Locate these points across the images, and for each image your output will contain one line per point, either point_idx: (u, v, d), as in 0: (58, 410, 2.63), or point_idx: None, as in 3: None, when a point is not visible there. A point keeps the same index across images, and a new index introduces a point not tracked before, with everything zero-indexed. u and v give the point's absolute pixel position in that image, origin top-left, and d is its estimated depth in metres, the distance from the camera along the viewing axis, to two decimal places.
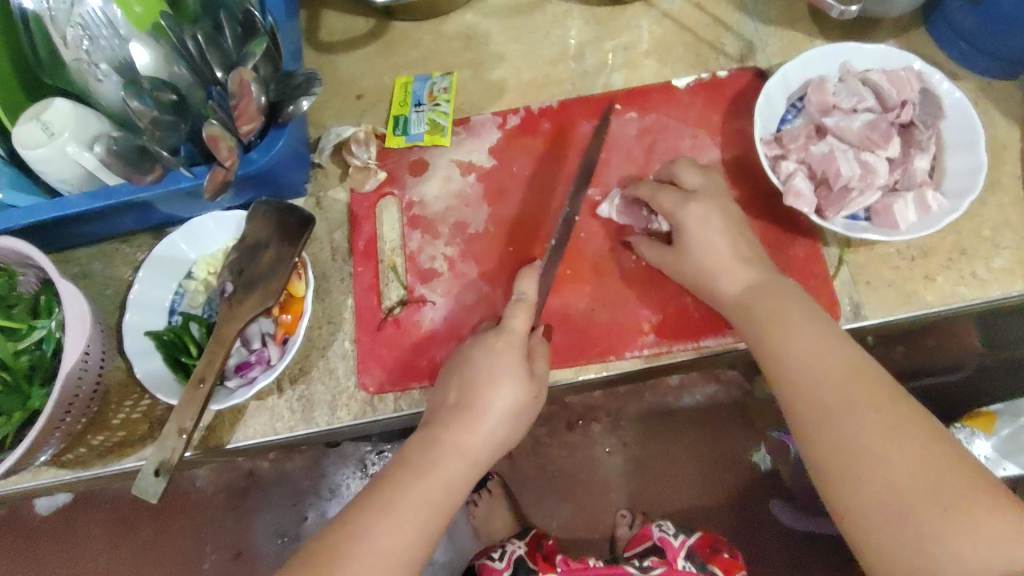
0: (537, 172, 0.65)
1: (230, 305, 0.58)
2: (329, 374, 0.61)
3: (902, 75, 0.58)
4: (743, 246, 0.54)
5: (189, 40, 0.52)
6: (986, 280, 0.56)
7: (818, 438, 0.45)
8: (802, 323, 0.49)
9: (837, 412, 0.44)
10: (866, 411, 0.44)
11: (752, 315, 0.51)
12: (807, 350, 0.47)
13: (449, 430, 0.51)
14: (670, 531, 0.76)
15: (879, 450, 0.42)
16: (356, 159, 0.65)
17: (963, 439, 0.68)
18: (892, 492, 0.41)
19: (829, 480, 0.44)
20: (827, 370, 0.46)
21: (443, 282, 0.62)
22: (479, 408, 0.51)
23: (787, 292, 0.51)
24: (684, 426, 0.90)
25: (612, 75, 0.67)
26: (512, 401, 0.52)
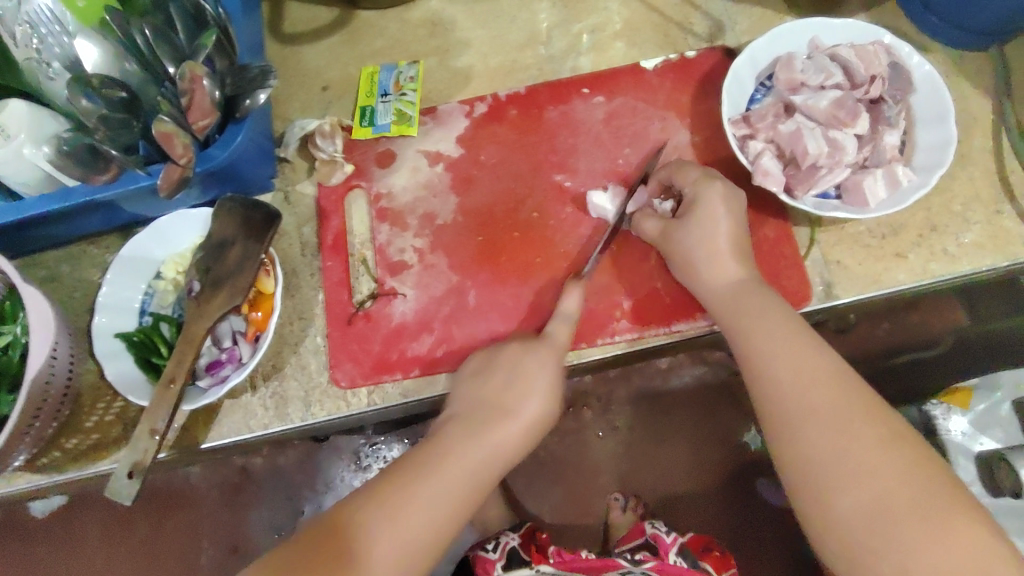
0: (505, 160, 0.64)
1: (198, 304, 0.57)
2: (302, 370, 0.61)
3: (870, 50, 0.56)
4: (712, 230, 0.53)
5: (137, 35, 0.51)
6: (957, 255, 0.56)
7: (791, 442, 0.45)
8: (777, 322, 0.49)
9: (812, 412, 0.45)
10: (842, 413, 0.44)
11: (733, 308, 0.52)
12: (783, 349, 0.48)
13: (480, 426, 0.52)
14: (662, 528, 0.76)
15: (854, 451, 0.43)
16: (322, 153, 0.64)
17: (939, 416, 0.68)
18: (859, 487, 0.42)
19: (801, 482, 0.45)
20: (805, 369, 0.47)
21: (413, 275, 0.62)
22: (513, 407, 0.53)
23: (763, 291, 0.52)
24: (675, 408, 0.91)
25: (580, 59, 0.66)
26: (526, 405, 0.53)
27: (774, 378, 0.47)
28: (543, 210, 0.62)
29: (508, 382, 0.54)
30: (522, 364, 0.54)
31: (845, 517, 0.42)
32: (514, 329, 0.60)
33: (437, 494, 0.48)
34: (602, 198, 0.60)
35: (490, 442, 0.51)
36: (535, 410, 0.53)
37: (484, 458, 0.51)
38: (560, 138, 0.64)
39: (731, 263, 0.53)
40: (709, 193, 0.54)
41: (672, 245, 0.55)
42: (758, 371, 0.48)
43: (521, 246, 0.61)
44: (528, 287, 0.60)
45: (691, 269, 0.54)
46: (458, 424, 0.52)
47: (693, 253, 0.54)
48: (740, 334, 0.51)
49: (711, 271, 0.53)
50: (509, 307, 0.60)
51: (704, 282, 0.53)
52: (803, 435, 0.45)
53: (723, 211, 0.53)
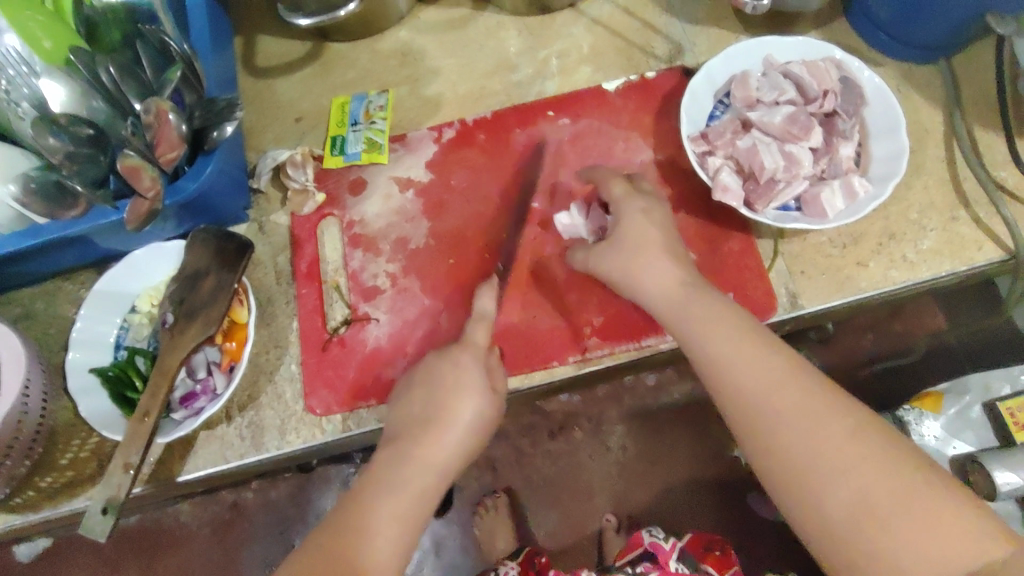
0: (474, 184, 0.65)
1: (171, 335, 0.58)
2: (277, 399, 0.60)
3: (821, 66, 0.58)
4: (647, 238, 0.54)
5: (103, 74, 0.53)
6: (916, 262, 0.57)
7: (767, 445, 0.45)
8: (724, 326, 0.49)
9: (778, 416, 0.45)
10: (807, 412, 0.45)
11: (683, 313, 0.51)
12: (737, 354, 0.48)
13: (413, 441, 0.51)
14: (658, 535, 0.76)
15: (827, 450, 0.43)
16: (294, 183, 0.66)
17: (913, 420, 0.67)
18: (840, 481, 0.42)
19: (784, 485, 0.44)
20: (763, 372, 0.46)
21: (386, 299, 0.62)
22: (441, 414, 0.52)
23: (708, 293, 0.52)
24: (666, 426, 0.91)
25: (546, 84, 0.68)
26: (462, 406, 0.52)
27: (737, 383, 0.47)
28: (512, 231, 0.63)
29: (434, 391, 0.53)
30: (455, 370, 0.53)
31: (832, 518, 0.42)
32: None
33: (384, 526, 0.47)
34: (567, 213, 0.61)
35: (419, 460, 0.50)
36: (470, 414, 0.52)
37: (421, 471, 0.49)
38: (528, 161, 0.65)
39: (674, 266, 0.53)
40: (636, 207, 0.56)
41: (613, 254, 0.55)
42: (721, 378, 0.48)
43: (492, 267, 0.62)
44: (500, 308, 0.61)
45: (632, 285, 0.54)
46: (388, 449, 0.51)
47: (630, 260, 0.54)
48: (692, 342, 0.50)
49: (660, 276, 0.53)
50: None
51: (648, 287, 0.53)
52: (774, 440, 0.45)
53: (654, 222, 0.55)
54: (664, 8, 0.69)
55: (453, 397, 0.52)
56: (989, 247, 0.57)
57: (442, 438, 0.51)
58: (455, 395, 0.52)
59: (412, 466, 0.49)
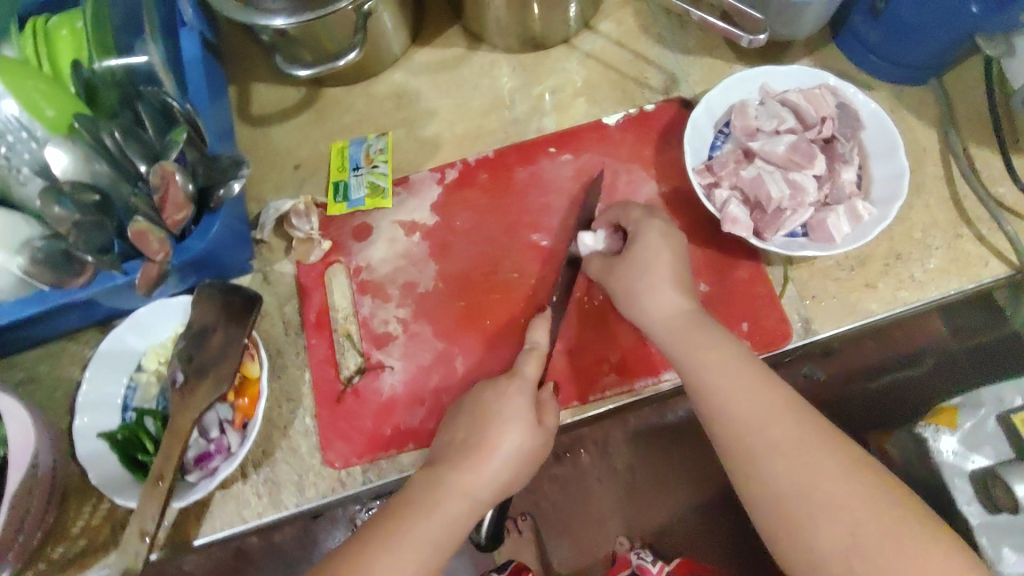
0: (478, 224, 0.65)
1: (182, 396, 0.57)
2: (293, 454, 0.59)
3: (817, 94, 0.60)
4: (658, 257, 0.54)
5: (106, 137, 0.52)
6: (924, 281, 0.58)
7: (760, 482, 0.46)
8: (724, 358, 0.50)
9: (776, 448, 0.46)
10: (805, 447, 0.45)
11: (681, 343, 0.52)
12: (733, 388, 0.48)
13: (449, 466, 0.51)
14: (647, 558, 0.82)
15: (823, 486, 0.44)
16: (299, 232, 0.65)
17: (929, 438, 0.63)
18: (832, 521, 0.43)
19: (775, 524, 0.45)
20: (757, 407, 0.47)
21: (399, 345, 0.61)
22: (482, 443, 0.52)
23: (704, 324, 0.52)
24: (672, 444, 0.90)
25: (543, 120, 0.69)
26: (503, 437, 0.52)
27: (732, 418, 0.48)
28: (520, 269, 0.63)
29: (474, 420, 0.53)
30: (500, 399, 0.54)
31: (822, 556, 0.42)
32: None
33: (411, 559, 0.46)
34: (591, 233, 0.59)
35: (457, 487, 0.50)
36: (512, 443, 0.52)
37: (453, 497, 0.49)
38: (531, 198, 0.65)
39: (677, 294, 0.54)
40: (651, 229, 0.56)
41: (627, 271, 0.55)
42: (716, 413, 0.49)
43: (502, 306, 0.62)
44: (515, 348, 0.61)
45: (635, 310, 0.55)
46: (423, 477, 0.51)
47: (639, 281, 0.54)
48: (689, 373, 0.50)
49: (659, 305, 0.53)
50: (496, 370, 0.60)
51: (650, 312, 0.54)
52: (771, 471, 0.45)
53: (666, 244, 0.55)
54: (655, 40, 0.71)
55: (495, 428, 0.52)
56: (994, 263, 0.57)
57: (476, 465, 0.51)
58: (492, 424, 0.52)
59: (446, 489, 0.50)
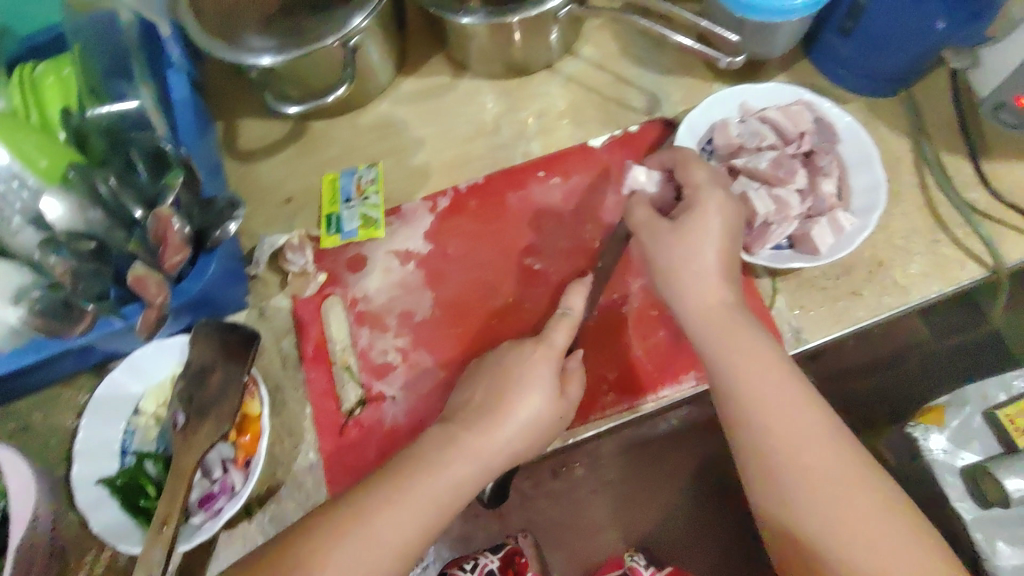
0: (471, 251, 0.66)
1: (184, 437, 0.57)
2: (298, 489, 0.59)
3: (795, 109, 0.62)
4: (711, 230, 0.52)
5: (100, 184, 0.51)
6: (907, 286, 0.59)
7: (792, 510, 0.45)
8: (768, 375, 0.49)
9: (809, 474, 0.45)
10: (838, 480, 0.45)
11: (723, 356, 0.50)
12: (774, 409, 0.48)
13: (464, 429, 0.51)
14: (640, 561, 0.83)
15: (851, 522, 0.44)
16: (293, 265, 0.66)
17: (919, 437, 0.65)
18: (862, 557, 0.43)
19: (802, 552, 0.45)
20: (796, 432, 0.47)
21: (399, 375, 0.62)
22: (500, 407, 0.51)
23: (748, 329, 0.51)
24: (661, 452, 0.91)
25: (530, 144, 0.70)
26: (524, 402, 0.51)
27: (769, 440, 0.47)
28: (515, 293, 0.64)
29: (495, 382, 0.53)
30: (526, 364, 0.53)
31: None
32: None
33: (412, 517, 0.47)
34: (646, 170, 0.59)
35: (470, 451, 0.49)
36: (530, 409, 0.51)
37: (466, 462, 0.49)
38: (522, 222, 0.66)
39: (719, 284, 0.52)
40: (712, 198, 0.53)
41: (675, 236, 0.53)
42: (755, 432, 0.48)
43: (500, 331, 0.63)
44: None
45: (676, 292, 0.53)
46: (439, 432, 0.51)
47: (689, 257, 0.52)
48: (729, 389, 0.50)
49: (699, 303, 0.52)
50: None
51: (692, 304, 0.52)
52: (797, 494, 0.45)
53: (720, 221, 0.53)
54: (634, 61, 0.72)
55: (515, 389, 0.52)
56: (972, 266, 0.59)
57: (495, 430, 0.50)
58: (515, 389, 0.52)
59: (460, 453, 0.49)
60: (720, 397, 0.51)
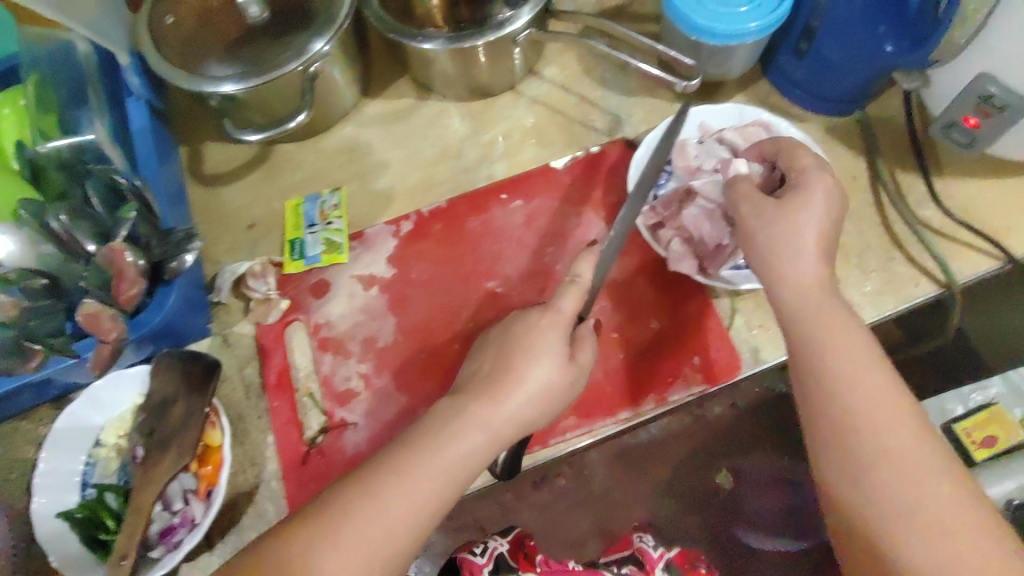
0: (434, 275, 0.66)
1: (145, 470, 0.56)
2: (260, 520, 0.59)
3: (751, 130, 0.62)
4: (807, 210, 0.51)
5: (52, 219, 0.51)
6: (863, 304, 0.60)
7: (865, 489, 0.44)
8: (866, 353, 0.47)
9: (891, 456, 0.44)
10: (920, 470, 0.43)
11: (808, 324, 0.49)
12: (858, 384, 0.46)
13: (472, 399, 0.51)
14: (649, 542, 0.65)
15: (929, 509, 0.42)
16: (255, 293, 0.65)
17: None
18: (936, 545, 0.41)
19: (868, 530, 0.43)
20: (877, 410, 0.45)
21: (361, 402, 0.62)
22: (509, 376, 0.52)
23: (839, 305, 0.49)
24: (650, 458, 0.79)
25: (493, 166, 0.70)
26: (530, 371, 0.52)
27: (849, 413, 0.45)
28: (478, 318, 0.64)
29: (509, 352, 0.54)
30: (533, 331, 0.54)
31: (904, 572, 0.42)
32: None
33: (425, 483, 0.47)
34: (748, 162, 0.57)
35: (481, 420, 0.50)
36: (538, 376, 0.52)
37: (482, 430, 0.49)
38: (484, 246, 0.67)
39: (816, 260, 0.50)
40: (816, 181, 0.51)
41: (759, 219, 0.52)
42: (833, 402, 0.46)
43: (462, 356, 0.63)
44: None
45: (761, 264, 0.52)
46: (448, 403, 0.52)
47: (774, 237, 0.51)
48: (812, 357, 0.48)
49: (794, 275, 0.50)
50: None
51: (780, 276, 0.50)
52: (873, 476, 0.44)
53: (818, 203, 0.51)
54: (597, 82, 0.73)
55: (523, 359, 0.52)
56: (925, 283, 0.60)
57: (510, 397, 0.51)
58: (525, 356, 0.53)
59: (475, 422, 0.50)
60: (796, 366, 0.49)
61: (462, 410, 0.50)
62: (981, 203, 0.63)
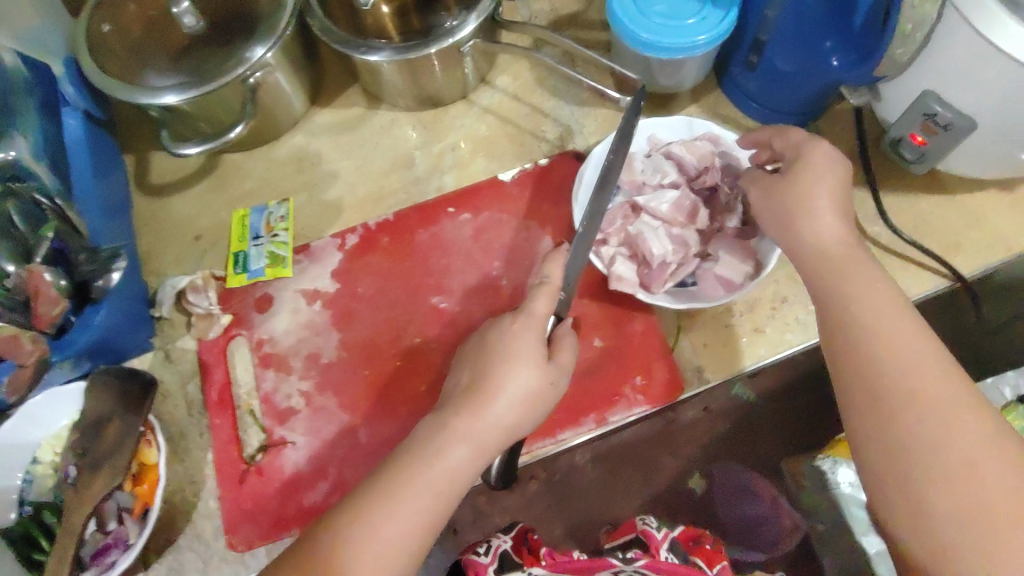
0: (381, 289, 0.65)
1: (77, 491, 0.55)
2: (197, 540, 0.58)
3: (698, 146, 0.61)
4: (816, 179, 0.51)
5: None
6: (809, 322, 0.60)
7: (894, 429, 0.42)
8: (905, 326, 0.45)
9: (943, 431, 0.41)
10: (956, 411, 0.42)
11: (830, 274, 0.48)
12: (886, 328, 0.45)
13: (453, 412, 0.49)
14: (652, 523, 0.63)
15: (976, 483, 0.40)
16: (197, 308, 0.64)
17: (828, 470, 0.66)
18: (977, 485, 0.40)
19: (892, 470, 0.42)
20: (908, 353, 0.44)
21: (303, 420, 0.61)
22: (485, 388, 0.50)
23: (870, 266, 0.48)
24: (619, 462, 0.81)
25: (443, 178, 0.69)
26: (511, 379, 0.50)
27: (874, 355, 0.44)
28: (423, 334, 0.63)
29: (486, 363, 0.51)
30: (506, 336, 0.52)
31: (954, 557, 0.39)
32: None
33: (419, 499, 0.46)
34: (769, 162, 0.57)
35: (462, 433, 0.48)
36: (524, 382, 0.50)
37: (478, 438, 0.48)
38: (432, 260, 0.66)
39: (840, 226, 0.50)
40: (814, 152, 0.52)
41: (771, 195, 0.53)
42: (859, 345, 0.45)
43: (406, 373, 0.62)
44: (416, 416, 0.61)
45: (785, 223, 0.52)
46: (429, 421, 0.50)
47: (787, 203, 0.52)
48: (839, 303, 0.47)
49: (815, 231, 0.50)
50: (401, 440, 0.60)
51: (806, 236, 0.51)
52: (922, 454, 0.41)
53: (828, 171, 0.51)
54: (550, 92, 0.72)
55: (501, 364, 0.51)
56: None
57: (498, 405, 0.49)
58: (504, 365, 0.50)
59: (468, 429, 0.48)
60: (823, 313, 0.48)
61: (443, 425, 0.48)
62: (930, 219, 0.62)
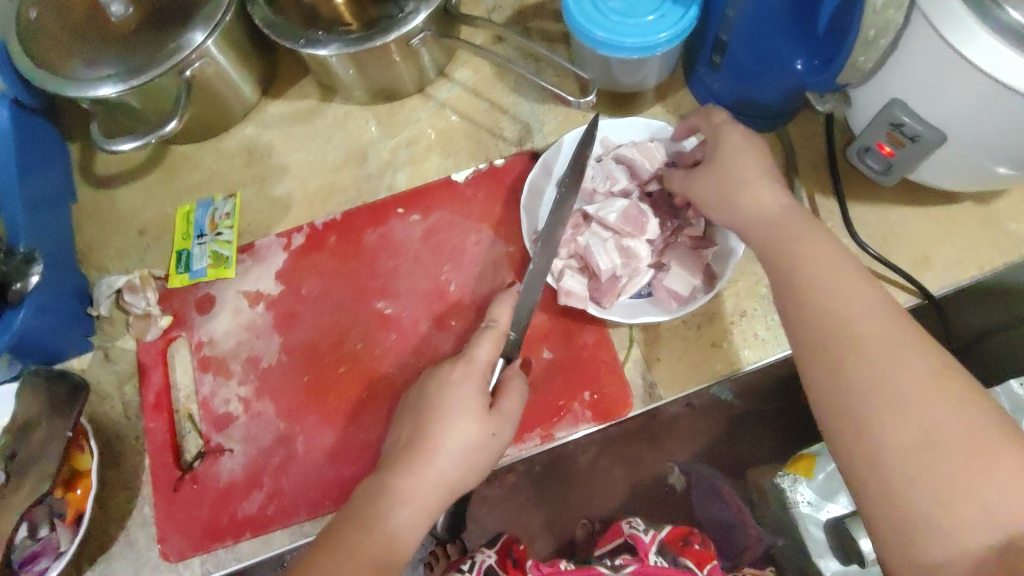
0: (326, 292, 0.63)
1: None
2: (130, 547, 0.57)
3: (649, 148, 0.58)
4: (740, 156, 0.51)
5: None
6: (766, 339, 0.57)
7: (840, 377, 0.41)
8: (852, 291, 0.43)
9: (906, 403, 0.39)
10: (899, 353, 0.40)
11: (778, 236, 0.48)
12: (831, 282, 0.44)
13: (390, 470, 0.48)
14: (638, 526, 0.61)
15: (939, 451, 0.37)
16: (134, 308, 0.62)
17: (788, 488, 0.63)
18: (922, 421, 0.38)
19: (840, 418, 0.41)
20: (851, 304, 0.43)
21: (240, 427, 0.59)
22: (424, 443, 0.48)
23: (816, 227, 0.47)
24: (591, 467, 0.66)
25: (396, 175, 0.66)
26: (447, 433, 0.48)
27: (820, 309, 0.43)
28: (367, 339, 0.61)
29: (429, 414, 0.50)
30: (444, 389, 0.50)
31: (907, 497, 0.37)
32: (345, 473, 0.58)
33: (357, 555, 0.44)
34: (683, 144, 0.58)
35: (401, 495, 0.47)
36: (464, 432, 0.49)
37: (418, 484, 0.47)
38: (380, 262, 0.63)
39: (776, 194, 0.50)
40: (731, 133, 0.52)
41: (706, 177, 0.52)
42: (804, 302, 0.44)
43: (347, 380, 0.60)
44: (356, 426, 0.59)
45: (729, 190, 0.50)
46: (371, 480, 0.49)
47: (729, 177, 0.51)
48: (786, 262, 0.46)
49: (755, 197, 0.50)
50: (340, 449, 0.58)
51: (745, 206, 0.50)
52: (865, 400, 0.40)
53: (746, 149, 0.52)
54: (510, 86, 0.68)
55: (446, 416, 0.49)
56: None
57: (435, 462, 0.48)
58: (443, 419, 0.49)
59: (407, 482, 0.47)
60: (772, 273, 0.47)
61: (381, 488, 0.47)
62: (900, 231, 0.59)
